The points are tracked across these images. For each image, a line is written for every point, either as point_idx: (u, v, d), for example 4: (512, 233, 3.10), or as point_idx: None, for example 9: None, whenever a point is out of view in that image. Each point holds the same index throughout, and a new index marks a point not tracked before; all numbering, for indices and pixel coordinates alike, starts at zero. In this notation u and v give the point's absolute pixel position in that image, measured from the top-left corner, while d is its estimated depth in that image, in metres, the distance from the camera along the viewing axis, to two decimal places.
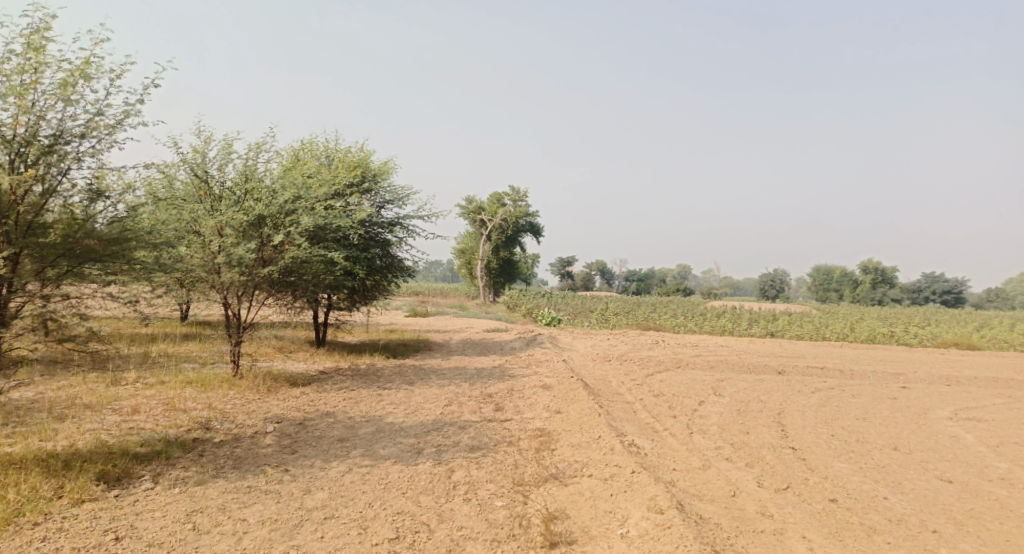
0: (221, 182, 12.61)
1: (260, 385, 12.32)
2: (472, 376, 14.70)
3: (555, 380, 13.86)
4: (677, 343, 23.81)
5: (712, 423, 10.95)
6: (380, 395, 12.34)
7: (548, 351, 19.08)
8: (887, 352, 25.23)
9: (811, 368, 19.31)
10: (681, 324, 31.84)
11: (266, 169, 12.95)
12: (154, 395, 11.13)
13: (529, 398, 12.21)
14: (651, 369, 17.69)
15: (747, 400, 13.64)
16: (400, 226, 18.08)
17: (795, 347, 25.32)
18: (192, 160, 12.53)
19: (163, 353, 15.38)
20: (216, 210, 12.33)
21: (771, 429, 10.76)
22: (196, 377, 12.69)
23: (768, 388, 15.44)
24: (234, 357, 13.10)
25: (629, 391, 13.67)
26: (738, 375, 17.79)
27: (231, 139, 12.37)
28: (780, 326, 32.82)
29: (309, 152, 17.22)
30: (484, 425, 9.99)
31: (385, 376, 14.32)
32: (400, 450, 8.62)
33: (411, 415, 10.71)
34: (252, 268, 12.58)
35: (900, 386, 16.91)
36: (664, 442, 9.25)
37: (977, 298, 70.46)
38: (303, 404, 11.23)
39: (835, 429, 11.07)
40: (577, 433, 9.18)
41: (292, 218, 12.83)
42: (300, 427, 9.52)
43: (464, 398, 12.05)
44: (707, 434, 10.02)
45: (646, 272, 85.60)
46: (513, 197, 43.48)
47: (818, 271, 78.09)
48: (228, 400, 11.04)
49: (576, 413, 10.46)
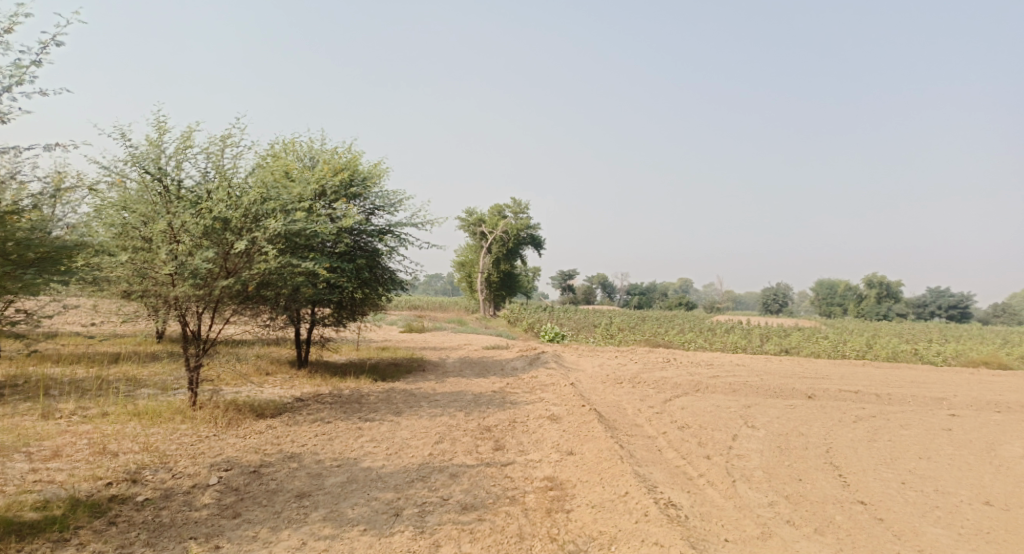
0: (178, 180, 10.81)
1: (220, 417, 10.49)
2: (469, 403, 12.87)
3: (562, 409, 12.02)
4: (691, 362, 21.92)
5: (755, 466, 9.11)
6: (360, 429, 10.52)
7: (553, 372, 17.24)
8: (916, 372, 23.42)
9: (844, 391, 17.46)
10: (691, 340, 29.96)
11: (235, 166, 11.22)
12: (87, 433, 9.32)
13: (535, 433, 10.34)
14: (668, 394, 15.83)
15: (785, 433, 11.79)
16: (391, 235, 16.29)
17: (816, 367, 23.47)
18: (143, 154, 10.70)
19: (120, 376, 13.51)
20: (170, 212, 10.57)
21: (826, 474, 8.92)
22: (146, 407, 10.87)
23: (802, 417, 13.59)
24: (191, 383, 11.22)
25: (650, 423, 11.81)
26: (765, 400, 15.90)
27: (192, 131, 10.61)
28: (794, 342, 30.94)
29: (291, 152, 15.40)
30: (481, 472, 8.16)
31: (369, 404, 12.50)
32: (374, 510, 6.80)
33: (393, 457, 8.86)
34: (212, 279, 10.81)
35: (949, 414, 15.08)
36: (704, 497, 7.45)
37: (985, 313, 68.71)
38: (265, 443, 9.38)
39: (902, 473, 9.23)
40: (596, 485, 7.38)
41: (260, 222, 11.06)
42: (253, 478, 7.66)
43: (458, 434, 10.20)
44: (753, 483, 8.20)
45: (648, 286, 83.66)
46: (513, 210, 41.76)
47: (822, 284, 76.26)
48: (173, 439, 9.20)
49: (593, 456, 8.63)
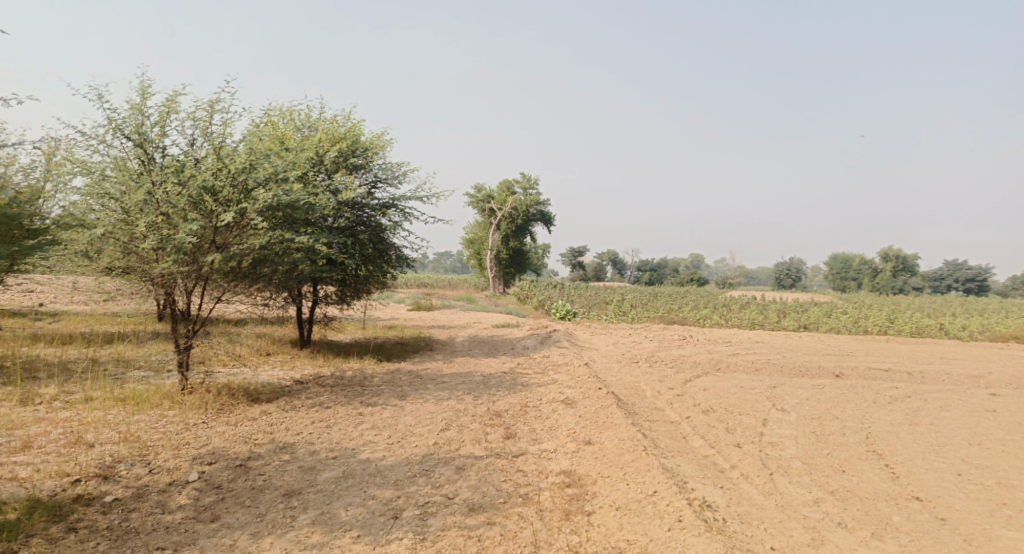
0: (162, 148, 9.99)
1: (211, 403, 9.77)
2: (478, 385, 12.10)
3: (577, 392, 11.22)
4: (708, 339, 21.01)
5: (791, 456, 8.30)
6: (361, 414, 9.77)
7: (566, 351, 16.43)
8: (944, 348, 22.45)
9: (873, 369, 16.56)
10: (707, 316, 29.07)
11: (224, 133, 10.37)
12: (66, 421, 8.61)
13: (549, 419, 9.56)
14: (688, 374, 15.00)
15: (818, 417, 10.94)
16: (395, 209, 15.42)
17: (840, 343, 22.54)
18: (125, 120, 9.85)
19: (111, 358, 12.81)
20: (153, 182, 9.76)
21: (871, 465, 8.11)
22: (134, 391, 10.16)
23: (833, 398, 12.72)
24: (182, 365, 10.47)
25: (672, 407, 10.97)
26: (790, 380, 15.05)
27: (176, 95, 9.74)
28: (812, 318, 29.98)
29: (289, 121, 14.50)
30: (491, 464, 7.40)
31: (373, 387, 11.77)
32: (371, 512, 6.06)
33: (395, 447, 8.10)
34: (199, 254, 10.02)
35: (989, 394, 14.18)
36: (741, 494, 6.67)
37: (1002, 286, 67.30)
38: (256, 431, 8.63)
39: (955, 462, 8.42)
40: (619, 481, 6.61)
41: (250, 194, 10.21)
42: (238, 473, 6.91)
43: (466, 421, 9.41)
44: (792, 476, 7.39)
45: (659, 262, 82.56)
46: (523, 185, 40.74)
47: (836, 259, 74.76)
48: (158, 428, 8.47)
49: (614, 446, 7.85)
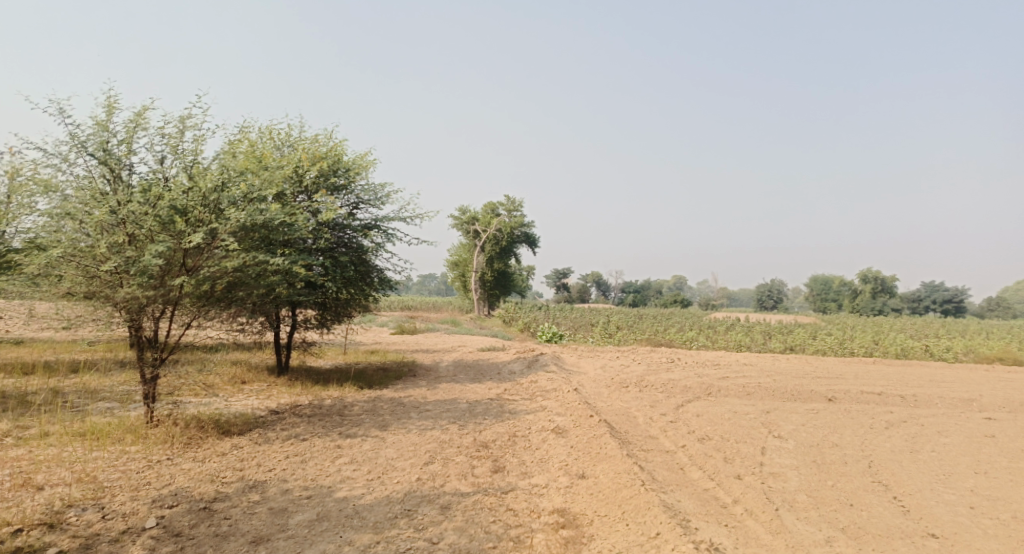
0: (129, 166, 9.49)
1: (178, 437, 9.15)
2: (463, 413, 11.55)
3: (568, 420, 10.71)
4: (697, 362, 20.62)
5: (795, 489, 7.83)
6: (339, 447, 9.19)
7: (554, 376, 15.94)
8: (932, 370, 22.22)
9: (866, 392, 16.21)
10: (693, 338, 28.73)
11: (196, 151, 9.88)
12: (17, 459, 7.98)
13: (538, 450, 9.04)
14: (679, 399, 14.54)
15: (817, 444, 10.50)
16: (378, 230, 14.93)
17: (828, 366, 22.23)
18: (89, 137, 9.35)
19: (75, 388, 12.12)
20: (118, 202, 9.24)
21: (879, 497, 7.69)
22: (96, 424, 9.51)
23: (830, 423, 12.33)
24: (147, 397, 9.85)
25: (666, 435, 10.48)
26: (783, 404, 14.64)
27: (143, 110, 9.26)
28: (798, 339, 29.75)
29: (267, 140, 14.01)
30: (478, 502, 6.88)
31: (352, 416, 11.18)
32: None
33: (375, 484, 7.54)
34: (166, 278, 9.48)
35: (985, 418, 13.86)
36: (747, 533, 6.21)
37: (980, 307, 67.90)
38: (225, 468, 8.03)
39: (966, 494, 8.01)
40: (617, 521, 6.20)
41: (223, 215, 9.71)
42: (201, 517, 6.34)
43: (451, 453, 8.86)
44: (799, 511, 6.92)
45: (643, 283, 82.51)
46: (507, 208, 40.45)
47: (816, 280, 75.09)
48: (117, 466, 7.86)
49: (609, 480, 7.35)
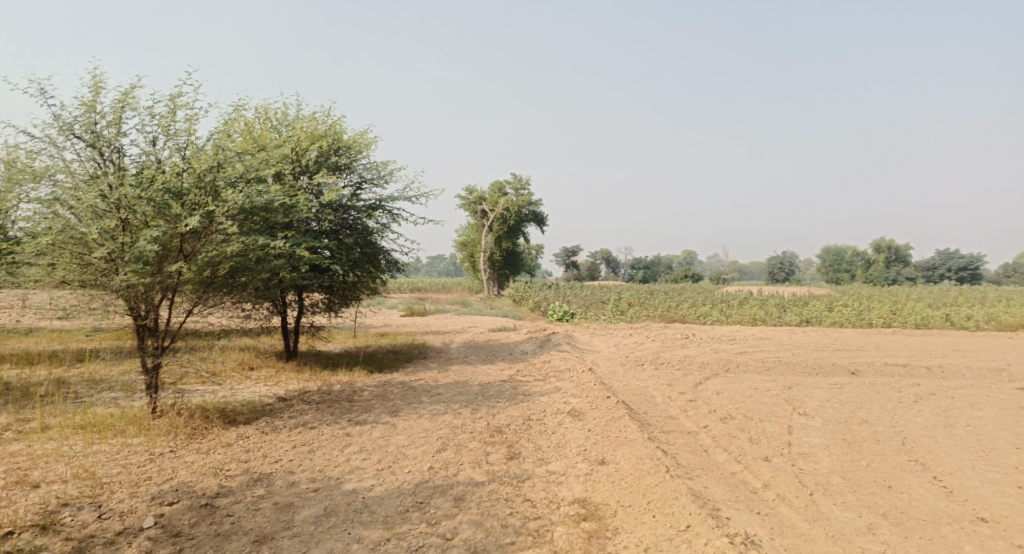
0: (120, 148, 9.06)
1: (182, 428, 8.83)
2: (476, 396, 11.17)
3: (584, 402, 10.32)
4: (712, 337, 20.17)
5: (828, 470, 7.43)
6: (348, 435, 8.84)
7: (568, 356, 15.54)
8: (954, 339, 21.67)
9: (890, 364, 15.73)
10: (707, 313, 28.23)
11: (188, 131, 9.44)
12: (14, 454, 7.68)
13: (555, 435, 8.66)
14: (697, 376, 14.11)
15: (845, 421, 10.06)
16: (382, 211, 14.49)
17: (847, 338, 21.72)
18: (76, 119, 8.91)
19: (79, 378, 11.84)
20: (110, 186, 8.83)
21: (918, 477, 7.28)
22: (97, 416, 9.21)
23: (855, 397, 11.86)
24: (150, 388, 9.52)
25: (686, 415, 10.07)
26: (805, 379, 14.19)
27: (132, 89, 8.81)
28: (814, 312, 29.20)
29: (264, 120, 13.53)
30: (494, 492, 6.52)
31: (362, 402, 10.84)
32: None
33: (385, 474, 7.19)
34: (163, 264, 9.12)
35: (1015, 388, 13.37)
36: (783, 522, 5.83)
37: (995, 274, 66.84)
38: (229, 460, 7.70)
39: (1009, 471, 7.59)
40: (644, 512, 5.84)
41: (220, 197, 9.32)
42: (202, 515, 6.02)
43: (464, 440, 8.49)
44: (835, 496, 6.51)
45: (652, 259, 81.85)
46: (513, 186, 39.91)
47: (828, 251, 74.20)
48: (118, 459, 7.55)
49: (631, 467, 6.97)
